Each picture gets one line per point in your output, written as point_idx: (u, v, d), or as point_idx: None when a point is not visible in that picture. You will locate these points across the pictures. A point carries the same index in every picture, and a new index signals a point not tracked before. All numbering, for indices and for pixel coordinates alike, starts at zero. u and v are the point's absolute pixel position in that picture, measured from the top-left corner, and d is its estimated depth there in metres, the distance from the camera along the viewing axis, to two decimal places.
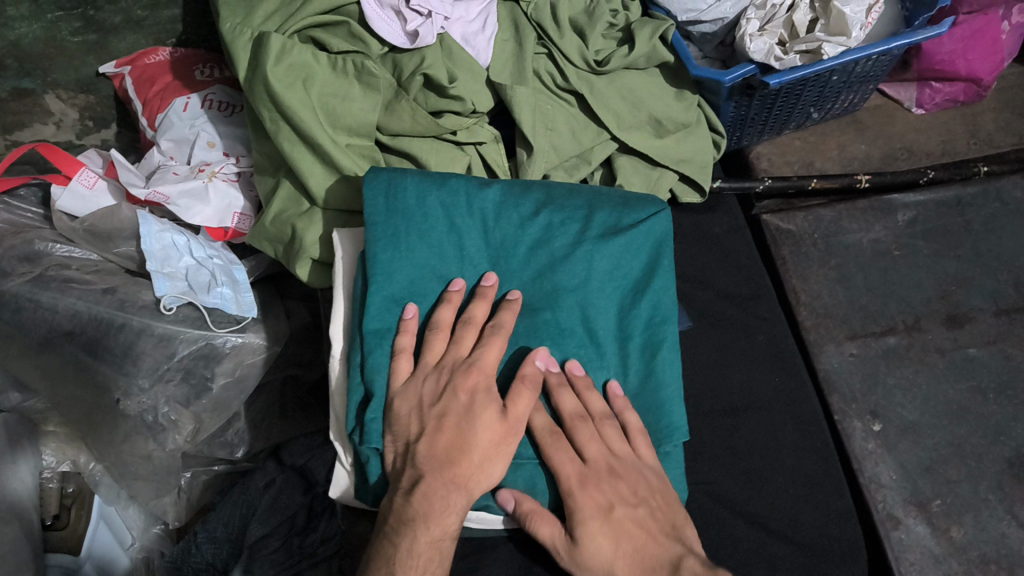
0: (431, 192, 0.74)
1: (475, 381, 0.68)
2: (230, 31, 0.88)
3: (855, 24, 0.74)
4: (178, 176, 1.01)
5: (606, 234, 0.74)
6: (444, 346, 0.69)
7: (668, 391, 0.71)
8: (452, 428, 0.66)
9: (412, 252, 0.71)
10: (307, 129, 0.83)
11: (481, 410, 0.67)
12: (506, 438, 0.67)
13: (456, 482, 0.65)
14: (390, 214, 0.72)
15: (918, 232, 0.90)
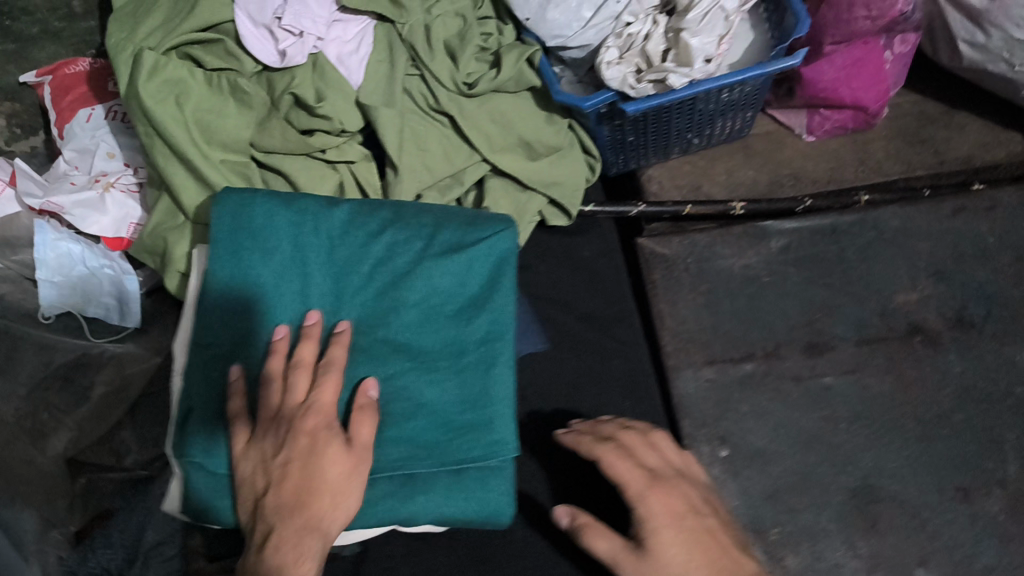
0: (279, 211, 0.78)
1: (314, 422, 0.69)
2: (115, 45, 0.89)
3: (700, 55, 0.75)
4: (75, 186, 1.03)
5: (447, 252, 0.78)
6: (294, 392, 0.70)
7: (495, 406, 0.75)
8: (298, 472, 0.67)
9: (253, 268, 0.76)
10: (177, 145, 0.84)
11: (324, 450, 0.68)
12: (354, 468, 0.68)
13: (310, 525, 0.66)
14: (234, 232, 0.77)
15: (790, 259, 0.91)
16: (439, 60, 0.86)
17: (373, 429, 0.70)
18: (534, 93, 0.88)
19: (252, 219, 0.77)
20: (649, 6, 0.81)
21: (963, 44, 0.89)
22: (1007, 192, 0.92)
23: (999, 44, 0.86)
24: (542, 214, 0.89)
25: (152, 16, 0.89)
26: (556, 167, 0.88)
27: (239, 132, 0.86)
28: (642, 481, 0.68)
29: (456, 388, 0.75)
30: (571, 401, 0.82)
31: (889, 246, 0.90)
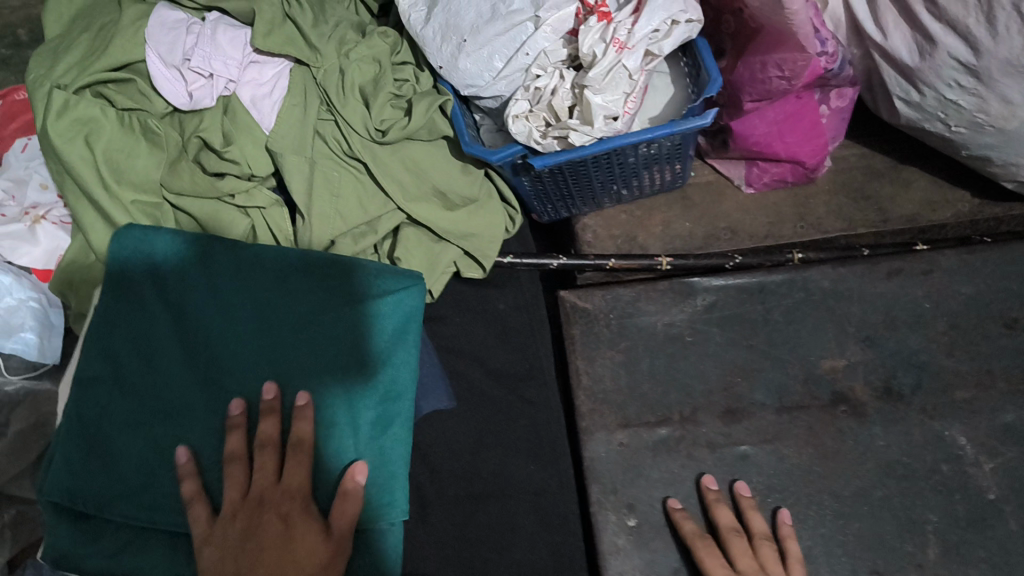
0: (180, 251, 0.76)
1: (292, 504, 0.68)
2: (34, 82, 0.90)
3: (600, 114, 0.73)
4: (5, 218, 1.02)
5: (353, 305, 0.75)
6: (264, 474, 0.69)
7: (391, 467, 0.72)
8: (269, 563, 0.66)
9: (144, 308, 0.74)
10: (86, 186, 0.84)
11: (297, 540, 0.66)
12: (331, 555, 0.66)
13: None
14: (130, 268, 0.75)
15: (714, 318, 0.88)
16: (351, 106, 0.85)
17: (353, 516, 0.68)
18: (450, 142, 0.87)
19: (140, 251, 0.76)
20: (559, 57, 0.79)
21: (898, 101, 0.87)
22: (948, 256, 0.87)
23: (933, 104, 0.84)
24: (456, 265, 0.87)
25: (73, 54, 0.90)
26: (470, 217, 0.86)
27: (150, 173, 0.85)
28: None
29: (350, 448, 0.72)
30: (470, 461, 0.79)
31: (819, 312, 0.87)
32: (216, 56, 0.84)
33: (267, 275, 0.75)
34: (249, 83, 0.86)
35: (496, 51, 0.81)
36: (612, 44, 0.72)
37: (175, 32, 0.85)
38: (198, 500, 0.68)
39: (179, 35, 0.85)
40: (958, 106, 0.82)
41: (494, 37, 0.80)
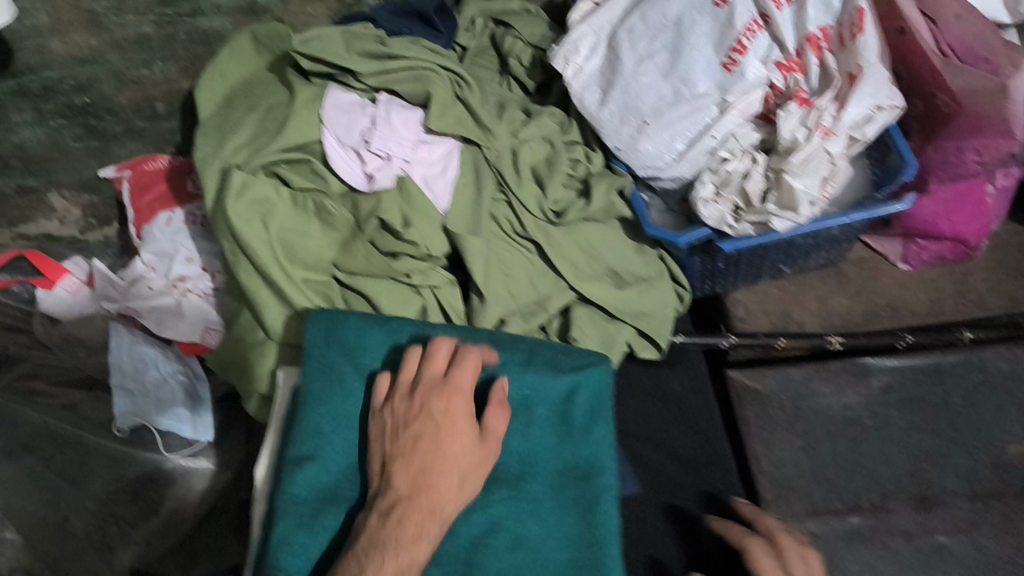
0: (373, 330, 0.74)
1: (455, 403, 0.65)
2: (201, 161, 0.90)
3: (804, 200, 0.71)
4: (152, 291, 1.03)
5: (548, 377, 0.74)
6: (435, 361, 0.68)
7: (606, 547, 0.68)
8: (419, 456, 0.63)
9: (346, 383, 0.71)
10: (263, 267, 0.82)
11: (459, 431, 0.65)
12: (478, 462, 0.65)
13: (431, 511, 0.61)
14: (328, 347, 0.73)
15: (892, 400, 0.86)
16: (527, 187, 0.85)
17: (505, 425, 0.68)
18: (624, 222, 0.87)
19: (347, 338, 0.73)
20: (748, 141, 0.78)
21: None
22: None
23: None
24: (631, 345, 0.86)
25: (239, 134, 0.91)
26: (645, 296, 0.85)
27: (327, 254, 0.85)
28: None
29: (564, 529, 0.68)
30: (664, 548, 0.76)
31: (997, 393, 0.86)
32: (392, 137, 0.85)
33: None
34: (421, 164, 0.85)
35: (678, 133, 0.80)
36: (817, 131, 0.70)
37: (351, 114, 0.86)
38: (377, 397, 0.68)
39: (356, 118, 0.86)
40: None
41: (677, 120, 0.79)
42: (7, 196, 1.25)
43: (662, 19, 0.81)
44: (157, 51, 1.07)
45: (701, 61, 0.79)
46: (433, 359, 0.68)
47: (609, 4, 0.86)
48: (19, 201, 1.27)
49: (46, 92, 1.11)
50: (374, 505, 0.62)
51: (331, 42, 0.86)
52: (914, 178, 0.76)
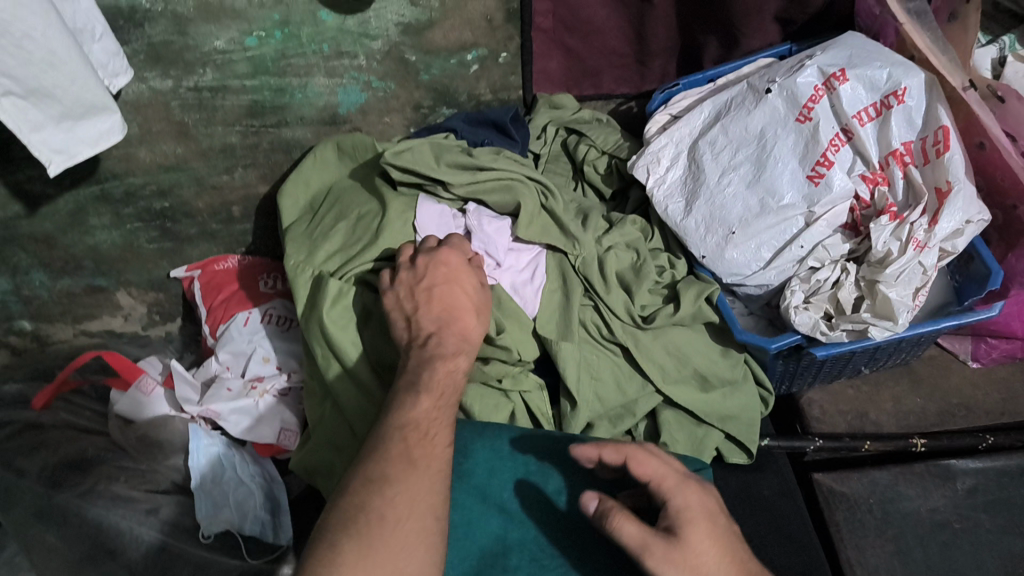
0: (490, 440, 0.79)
1: (456, 260, 0.81)
2: (293, 268, 0.93)
3: (901, 309, 0.75)
4: (231, 393, 1.04)
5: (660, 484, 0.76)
6: (429, 241, 0.84)
7: None
8: (443, 295, 0.78)
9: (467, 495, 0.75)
10: (358, 373, 0.85)
11: (461, 275, 0.80)
12: (480, 303, 0.80)
13: (456, 350, 0.75)
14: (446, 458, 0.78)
15: (978, 503, 0.86)
16: (615, 293, 0.87)
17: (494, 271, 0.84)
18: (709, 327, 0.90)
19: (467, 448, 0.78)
20: (838, 250, 0.81)
21: None
22: None
23: None
24: (719, 449, 0.88)
25: (326, 243, 0.93)
26: (733, 401, 0.87)
27: None
28: (675, 476, 0.64)
29: None
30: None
31: None
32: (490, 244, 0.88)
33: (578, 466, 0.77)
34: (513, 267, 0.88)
35: (764, 242, 0.83)
36: (912, 243, 0.76)
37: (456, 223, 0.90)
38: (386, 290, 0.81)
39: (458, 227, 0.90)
40: None
41: (764, 229, 0.83)
42: (76, 296, 1.25)
43: (745, 133, 0.85)
44: (239, 159, 1.12)
45: (786, 174, 0.83)
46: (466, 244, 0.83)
47: (689, 117, 0.90)
48: (86, 301, 1.27)
49: (128, 198, 1.13)
50: (409, 349, 0.76)
51: (421, 154, 0.90)
52: (998, 287, 0.80)
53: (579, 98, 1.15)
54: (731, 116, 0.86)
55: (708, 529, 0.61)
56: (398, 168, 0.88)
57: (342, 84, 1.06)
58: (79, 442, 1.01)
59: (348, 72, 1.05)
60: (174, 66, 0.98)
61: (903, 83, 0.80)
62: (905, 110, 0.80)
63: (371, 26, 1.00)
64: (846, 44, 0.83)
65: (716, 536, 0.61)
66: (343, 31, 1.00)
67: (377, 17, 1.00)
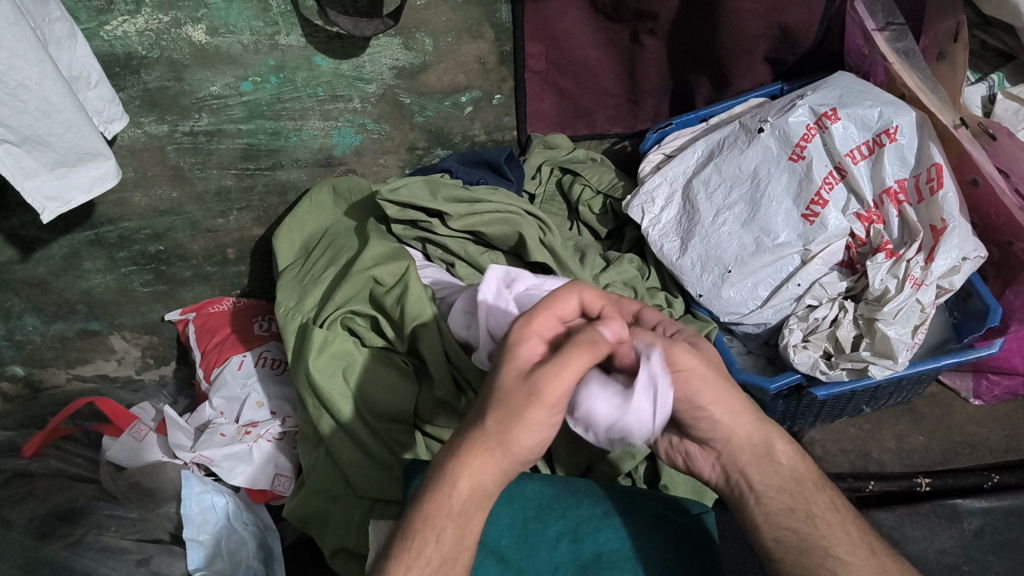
0: None
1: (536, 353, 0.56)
2: (284, 315, 0.93)
3: (900, 347, 0.74)
4: (224, 438, 1.03)
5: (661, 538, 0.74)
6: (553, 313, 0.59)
7: None
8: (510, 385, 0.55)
9: None
10: (348, 422, 0.84)
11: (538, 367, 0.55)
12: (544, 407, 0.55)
13: (494, 449, 0.55)
14: None
15: (987, 543, 0.85)
16: None
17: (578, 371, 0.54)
18: None
19: None
20: (835, 288, 0.81)
21: None
22: None
23: None
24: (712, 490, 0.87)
25: (317, 287, 0.93)
26: None
27: (401, 401, 0.86)
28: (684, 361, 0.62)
29: None
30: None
31: None
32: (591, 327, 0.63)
33: (578, 513, 0.76)
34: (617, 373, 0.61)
35: (761, 281, 0.83)
36: (908, 281, 0.75)
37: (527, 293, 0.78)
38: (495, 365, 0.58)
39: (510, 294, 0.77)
40: None
41: (760, 268, 0.82)
42: (69, 339, 1.24)
43: (739, 172, 0.85)
44: (235, 202, 1.12)
45: (780, 213, 0.83)
46: (555, 305, 0.59)
47: (683, 157, 0.90)
48: (80, 345, 1.25)
49: (123, 241, 1.12)
50: None
51: (417, 190, 0.92)
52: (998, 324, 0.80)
53: (573, 138, 1.15)
54: (725, 155, 0.86)
55: (717, 375, 0.61)
56: (391, 203, 0.91)
57: (337, 126, 1.06)
58: (68, 491, 0.98)
59: (343, 115, 1.05)
60: (169, 111, 0.99)
61: (895, 122, 0.80)
62: (897, 148, 0.80)
63: (366, 70, 1.01)
64: (836, 84, 0.83)
65: (724, 379, 0.62)
66: (337, 74, 1.00)
67: (372, 61, 1.00)
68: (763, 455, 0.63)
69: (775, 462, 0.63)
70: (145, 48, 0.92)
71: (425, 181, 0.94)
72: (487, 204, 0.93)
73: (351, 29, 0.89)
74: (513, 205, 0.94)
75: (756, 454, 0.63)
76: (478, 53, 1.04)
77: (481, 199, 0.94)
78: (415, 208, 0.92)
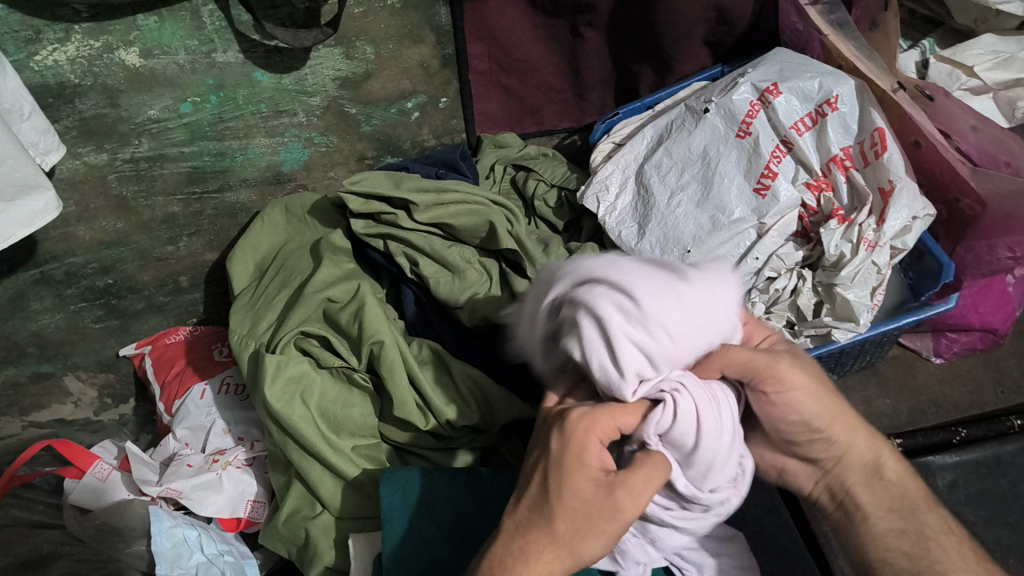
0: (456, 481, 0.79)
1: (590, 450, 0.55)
2: (237, 344, 0.92)
3: (861, 310, 0.77)
4: (191, 469, 1.00)
5: None
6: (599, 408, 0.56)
7: None
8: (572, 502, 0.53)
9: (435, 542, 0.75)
10: (312, 445, 0.82)
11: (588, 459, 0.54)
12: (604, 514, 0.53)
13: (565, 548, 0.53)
14: (409, 504, 0.76)
15: (961, 496, 0.85)
16: None
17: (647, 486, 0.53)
18: None
19: (428, 495, 0.77)
20: (792, 259, 0.83)
21: None
22: None
23: None
24: None
25: (272, 309, 0.93)
26: None
27: (364, 416, 0.85)
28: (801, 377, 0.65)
29: None
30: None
31: None
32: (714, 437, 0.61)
33: None
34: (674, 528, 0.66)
35: None
36: (863, 243, 0.77)
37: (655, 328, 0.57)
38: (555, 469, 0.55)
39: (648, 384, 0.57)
40: None
41: (718, 245, 0.83)
42: (20, 385, 1.20)
43: (689, 153, 0.86)
44: (183, 228, 1.09)
45: (733, 189, 0.84)
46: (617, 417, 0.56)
47: (633, 144, 0.91)
48: (34, 390, 1.21)
49: (69, 278, 1.09)
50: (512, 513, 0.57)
51: (378, 183, 0.93)
52: (951, 280, 0.82)
53: (523, 137, 1.15)
54: (673, 138, 0.88)
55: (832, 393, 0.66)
56: (354, 195, 0.92)
57: (283, 142, 1.05)
58: (31, 539, 0.95)
59: (289, 130, 1.04)
60: (108, 139, 0.96)
61: (835, 92, 0.82)
62: (841, 117, 0.82)
63: (308, 83, 1.00)
64: (775, 60, 0.85)
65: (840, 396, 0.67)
66: (280, 89, 0.99)
67: (313, 73, 0.99)
68: (876, 476, 0.69)
69: (885, 478, 0.69)
70: (77, 76, 0.89)
71: (387, 174, 0.96)
72: (454, 194, 0.92)
73: (290, 42, 0.89)
74: (482, 195, 0.94)
75: (864, 470, 0.69)
76: (420, 58, 1.03)
77: (448, 187, 0.93)
78: (378, 198, 0.93)
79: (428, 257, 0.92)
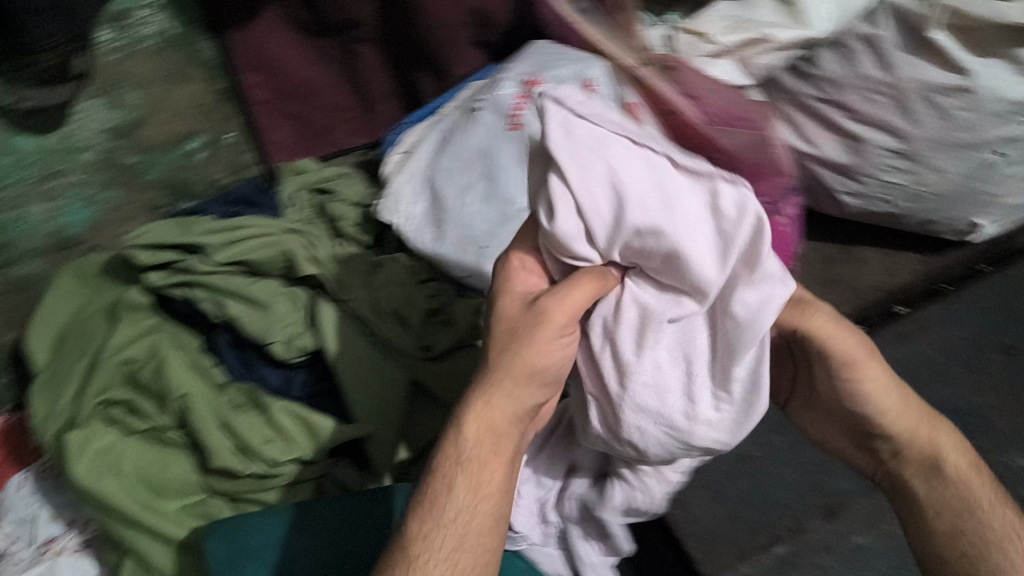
0: (281, 518, 0.76)
1: (515, 327, 0.55)
2: (40, 424, 0.88)
3: None
4: (19, 565, 0.95)
5: None
6: (504, 297, 0.57)
7: None
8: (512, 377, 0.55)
9: None
10: (132, 513, 0.79)
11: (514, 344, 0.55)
12: (534, 377, 0.55)
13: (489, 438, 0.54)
14: (232, 553, 0.74)
15: (771, 426, 0.90)
16: (395, 330, 0.89)
17: (589, 291, 0.54)
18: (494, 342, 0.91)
19: (253, 539, 0.74)
20: None
21: (846, 197, 1.03)
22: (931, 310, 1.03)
23: (877, 190, 1.00)
24: None
25: (72, 380, 0.89)
26: None
27: (186, 470, 0.83)
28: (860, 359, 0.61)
29: None
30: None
31: None
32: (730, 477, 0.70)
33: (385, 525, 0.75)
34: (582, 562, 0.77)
35: None
36: None
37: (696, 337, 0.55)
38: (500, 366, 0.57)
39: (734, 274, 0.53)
40: (898, 186, 0.99)
41: (511, 235, 0.88)
42: None
43: (469, 153, 0.92)
44: None
45: (514, 181, 0.89)
46: (514, 286, 0.58)
47: (419, 151, 0.96)
48: None
49: None
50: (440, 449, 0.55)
51: (167, 232, 0.93)
52: None
53: (322, 159, 1.14)
54: (455, 140, 0.93)
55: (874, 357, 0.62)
56: (140, 248, 0.90)
57: (65, 205, 0.99)
58: None
59: (66, 192, 0.98)
60: None
61: (590, 75, 0.87)
62: (597, 97, 0.87)
63: (75, 139, 0.95)
64: (532, 54, 0.91)
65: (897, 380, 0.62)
66: (45, 150, 0.93)
67: (80, 128, 0.94)
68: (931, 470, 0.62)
69: (942, 476, 0.61)
70: None
71: (176, 222, 0.95)
72: (246, 231, 0.92)
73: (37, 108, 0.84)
74: (275, 228, 0.94)
75: (921, 465, 0.62)
76: (193, 96, 1.02)
77: (241, 224, 0.93)
78: (168, 249, 0.92)
79: (233, 297, 0.89)
